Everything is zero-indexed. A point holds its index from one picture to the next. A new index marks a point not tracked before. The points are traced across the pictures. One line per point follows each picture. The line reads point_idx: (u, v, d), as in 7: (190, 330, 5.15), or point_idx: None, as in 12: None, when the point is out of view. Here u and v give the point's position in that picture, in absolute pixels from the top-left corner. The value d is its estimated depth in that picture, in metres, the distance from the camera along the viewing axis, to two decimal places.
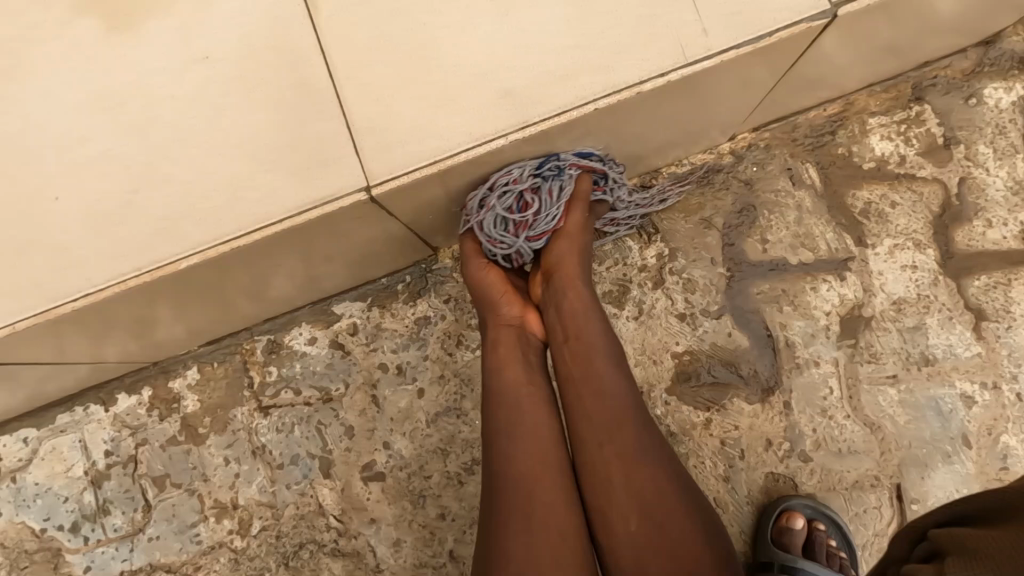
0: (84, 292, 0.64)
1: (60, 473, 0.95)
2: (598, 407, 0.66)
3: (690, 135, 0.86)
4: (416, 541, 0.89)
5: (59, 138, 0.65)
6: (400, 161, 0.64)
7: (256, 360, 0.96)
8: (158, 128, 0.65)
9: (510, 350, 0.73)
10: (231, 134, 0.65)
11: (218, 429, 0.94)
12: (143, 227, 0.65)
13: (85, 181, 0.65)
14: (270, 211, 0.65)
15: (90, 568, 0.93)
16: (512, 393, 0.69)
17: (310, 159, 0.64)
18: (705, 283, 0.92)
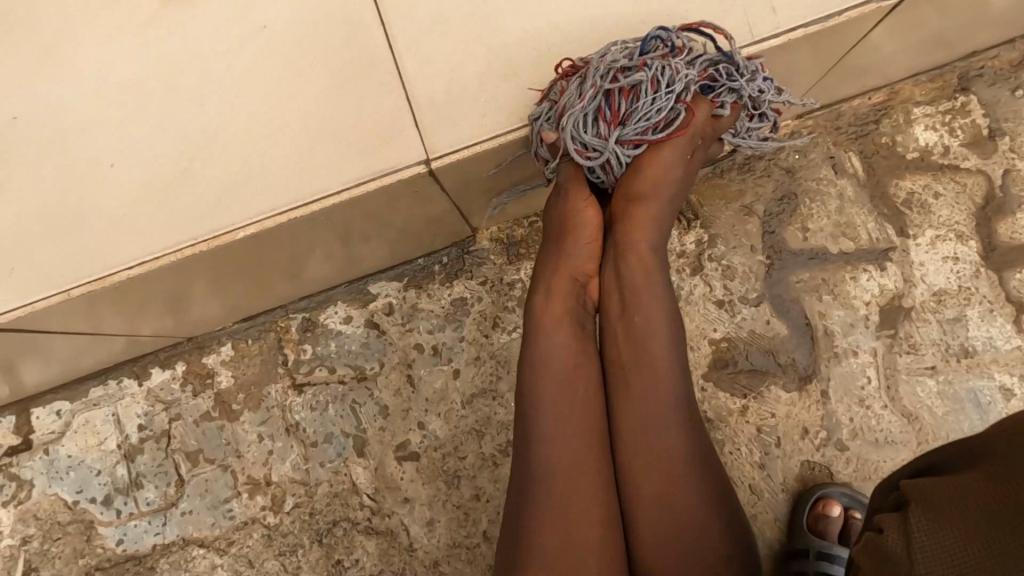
0: (140, 259, 0.64)
1: (93, 446, 0.96)
2: (655, 419, 0.61)
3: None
4: (450, 521, 0.89)
5: (114, 106, 0.64)
6: (461, 135, 0.63)
7: (291, 338, 0.95)
8: (215, 98, 0.64)
9: (562, 313, 0.67)
10: (289, 103, 0.64)
11: (252, 406, 0.94)
12: (199, 196, 0.64)
13: (141, 149, 0.64)
14: (330, 182, 0.63)
15: (122, 541, 0.93)
16: (561, 367, 0.65)
17: (369, 130, 0.63)
18: (744, 271, 0.91)
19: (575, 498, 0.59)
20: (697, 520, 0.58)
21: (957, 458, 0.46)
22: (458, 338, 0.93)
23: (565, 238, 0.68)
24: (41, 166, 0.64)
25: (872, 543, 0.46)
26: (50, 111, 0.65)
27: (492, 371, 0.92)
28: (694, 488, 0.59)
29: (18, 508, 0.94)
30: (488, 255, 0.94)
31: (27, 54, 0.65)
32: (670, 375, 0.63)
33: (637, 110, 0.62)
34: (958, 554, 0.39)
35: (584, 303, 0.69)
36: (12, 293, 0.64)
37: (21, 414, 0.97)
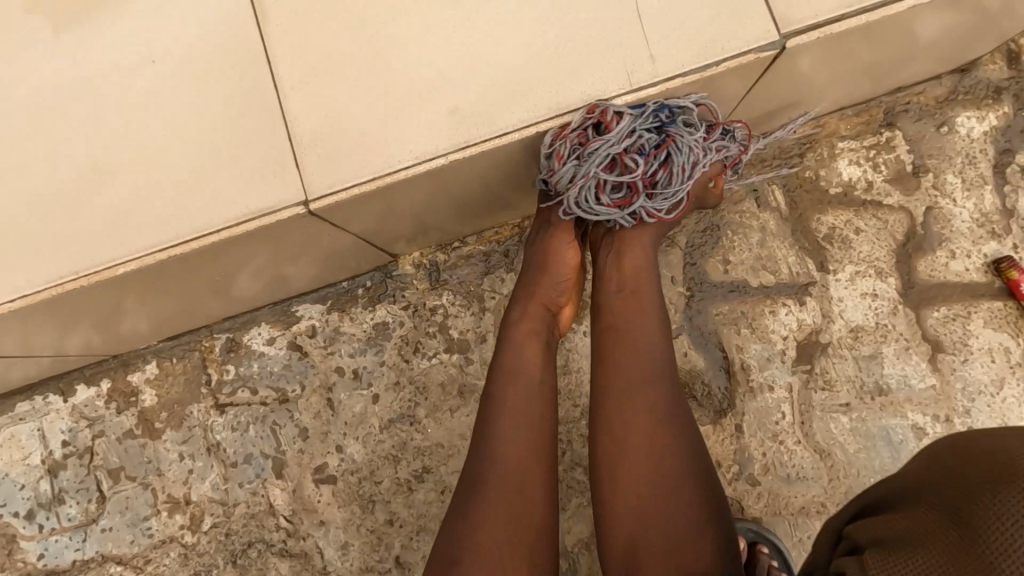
0: (23, 291, 0.65)
1: (18, 461, 0.96)
2: (635, 407, 0.66)
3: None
4: (364, 546, 0.90)
5: (16, 141, 0.67)
6: (344, 175, 0.65)
7: (214, 358, 0.96)
8: (113, 135, 0.66)
9: (536, 327, 0.74)
10: (183, 143, 0.66)
11: (175, 425, 0.95)
12: (88, 230, 0.66)
13: (31, 181, 0.66)
14: (212, 219, 0.65)
15: (43, 555, 0.94)
16: (530, 374, 0.71)
17: (257, 171, 0.66)
18: (664, 302, 0.91)
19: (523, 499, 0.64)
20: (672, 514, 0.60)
21: (900, 493, 0.46)
22: (378, 362, 0.93)
23: (541, 270, 0.76)
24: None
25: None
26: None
27: (410, 397, 0.92)
28: (671, 473, 0.62)
29: None
30: (410, 280, 0.95)
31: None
32: (650, 365, 0.68)
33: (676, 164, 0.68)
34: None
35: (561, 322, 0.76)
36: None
37: None
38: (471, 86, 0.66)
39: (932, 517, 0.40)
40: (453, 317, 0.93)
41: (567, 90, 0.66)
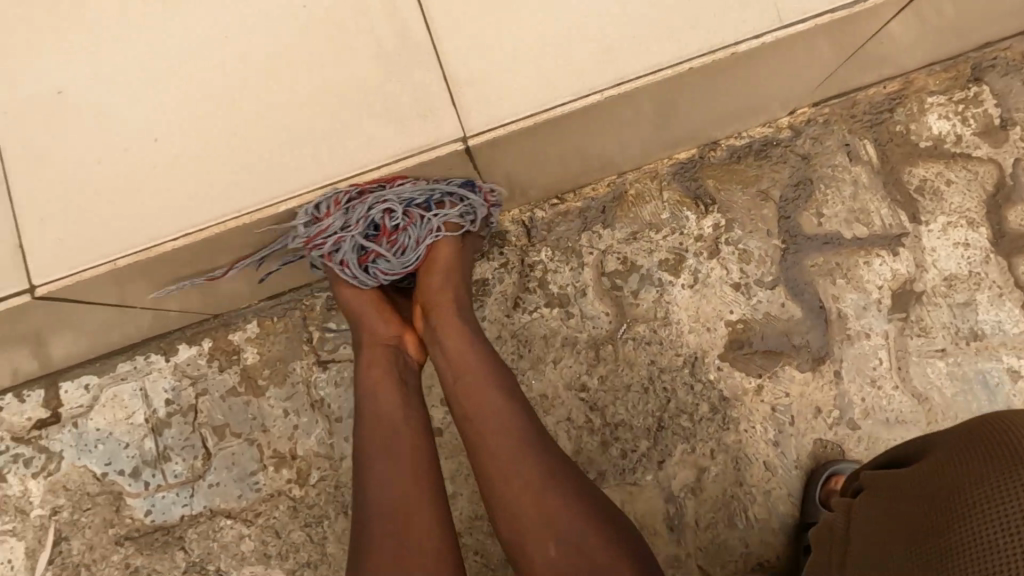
0: (184, 231, 0.63)
1: (122, 420, 0.98)
2: (500, 442, 0.64)
3: (745, 107, 0.89)
4: (472, 494, 0.91)
5: (105, 129, 0.64)
6: (502, 112, 0.63)
7: (316, 316, 0.97)
8: (208, 102, 0.64)
9: (382, 370, 0.73)
10: (287, 95, 0.64)
11: (278, 382, 0.96)
12: (233, 173, 0.63)
13: (185, 121, 0.64)
14: (374, 158, 0.64)
15: (150, 512, 0.95)
16: (386, 417, 0.70)
17: (393, 109, 0.64)
18: (761, 255, 0.94)
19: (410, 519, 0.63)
20: (547, 505, 0.61)
21: (914, 450, 0.59)
22: (479, 317, 0.95)
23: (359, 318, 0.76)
24: (37, 203, 0.64)
25: (832, 521, 0.62)
26: (28, 149, 0.64)
27: (514, 349, 0.94)
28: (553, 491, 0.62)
29: (48, 479, 0.97)
30: (509, 237, 0.96)
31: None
32: (487, 393, 0.67)
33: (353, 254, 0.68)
34: (878, 530, 0.53)
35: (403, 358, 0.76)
36: (52, 266, 0.63)
37: (49, 388, 0.99)
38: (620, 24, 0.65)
39: (917, 481, 0.52)
40: (552, 272, 0.95)
41: (716, 28, 0.66)
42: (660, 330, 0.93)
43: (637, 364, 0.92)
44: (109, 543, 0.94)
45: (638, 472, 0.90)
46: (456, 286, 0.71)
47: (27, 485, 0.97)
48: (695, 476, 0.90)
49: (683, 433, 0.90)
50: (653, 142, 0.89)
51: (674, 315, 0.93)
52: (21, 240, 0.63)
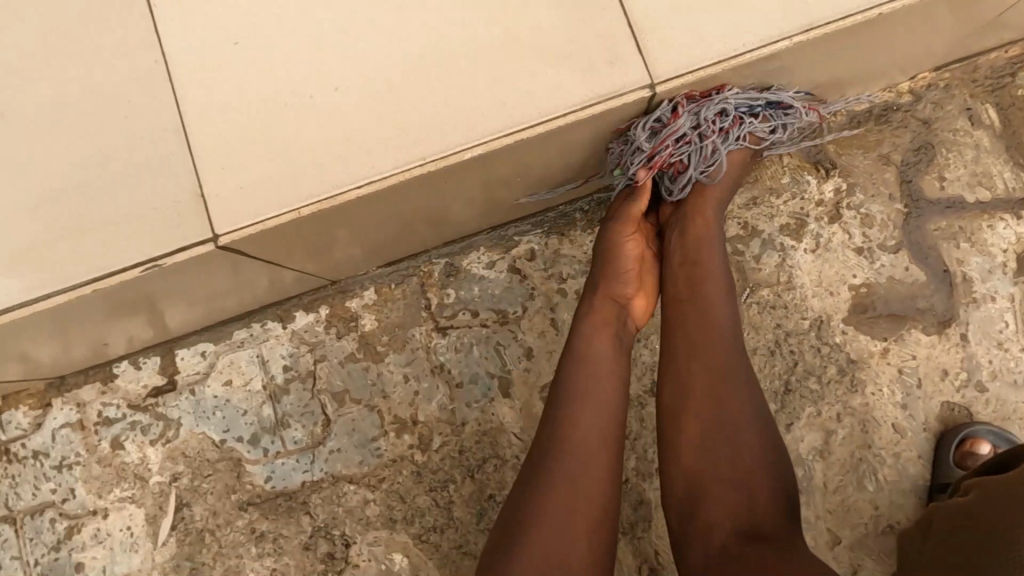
0: (369, 178, 0.63)
1: (239, 387, 0.98)
2: (704, 386, 0.68)
3: (868, 71, 0.89)
4: None
5: (284, 81, 0.64)
6: (685, 58, 0.64)
7: (434, 282, 0.97)
8: (388, 53, 0.63)
9: (607, 308, 0.78)
10: (467, 44, 0.63)
11: (397, 348, 0.96)
12: (417, 122, 0.63)
13: (365, 70, 0.63)
14: (558, 104, 0.62)
15: (271, 478, 0.95)
16: (594, 354, 0.75)
17: (578, 56, 0.63)
18: (883, 219, 0.94)
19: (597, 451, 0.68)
20: (735, 448, 0.64)
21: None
22: None
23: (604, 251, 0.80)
24: (218, 156, 0.64)
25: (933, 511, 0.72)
26: (205, 104, 0.64)
27: None
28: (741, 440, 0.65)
29: (166, 446, 0.97)
30: None
31: (169, 60, 0.65)
32: (707, 338, 0.71)
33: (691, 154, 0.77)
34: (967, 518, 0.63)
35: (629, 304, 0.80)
36: (236, 215, 0.63)
37: (166, 355, 0.99)
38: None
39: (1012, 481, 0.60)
40: None
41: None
42: (784, 294, 0.93)
43: (763, 328, 0.92)
44: (232, 508, 0.94)
45: None
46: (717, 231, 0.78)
47: (146, 452, 0.97)
48: (823, 439, 0.90)
49: (810, 396, 0.90)
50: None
51: (798, 279, 0.93)
52: (203, 188, 0.63)
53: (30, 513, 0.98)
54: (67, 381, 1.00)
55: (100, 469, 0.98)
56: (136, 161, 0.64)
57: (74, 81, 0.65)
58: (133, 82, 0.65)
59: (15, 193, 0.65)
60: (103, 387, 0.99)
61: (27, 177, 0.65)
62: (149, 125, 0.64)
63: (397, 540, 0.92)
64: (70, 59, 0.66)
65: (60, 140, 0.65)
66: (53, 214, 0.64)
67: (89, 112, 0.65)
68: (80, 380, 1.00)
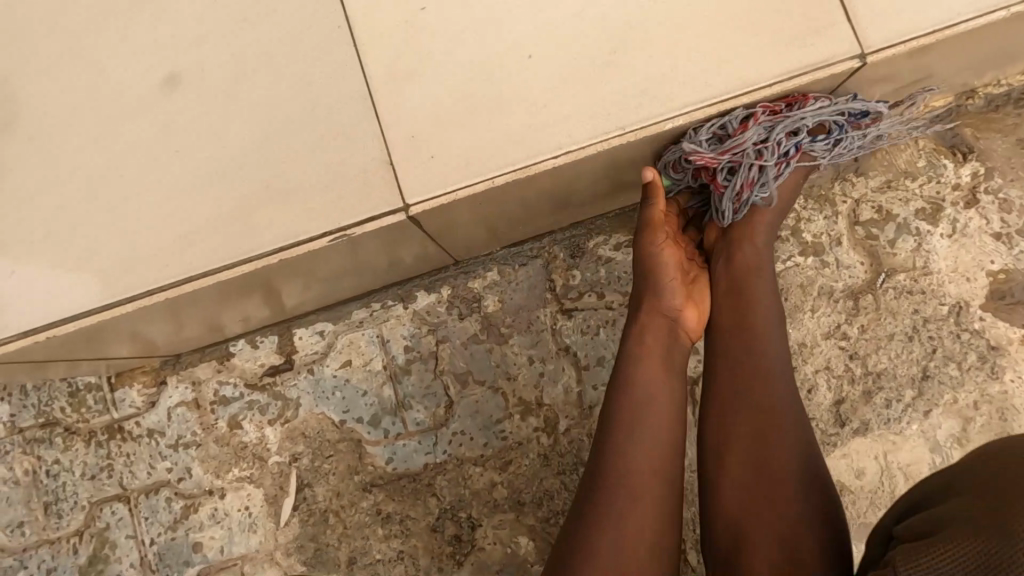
0: (566, 147, 0.65)
1: (358, 367, 0.96)
2: (757, 443, 0.66)
3: (1015, 51, 0.87)
4: None
5: (477, 49, 0.66)
6: (893, 32, 0.67)
7: (560, 264, 0.95)
8: (581, 26, 0.66)
9: (656, 338, 0.75)
10: (660, 19, 0.66)
11: (522, 329, 0.95)
12: (612, 93, 0.66)
13: (559, 39, 0.66)
14: (759, 76, 0.66)
15: (392, 460, 0.94)
16: (643, 387, 0.71)
17: (770, 35, 0.67)
18: (1022, 204, 0.92)
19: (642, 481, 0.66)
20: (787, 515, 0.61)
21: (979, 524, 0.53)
22: None
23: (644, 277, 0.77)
24: (410, 122, 0.66)
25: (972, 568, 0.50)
26: (395, 73, 0.66)
27: None
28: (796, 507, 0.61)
29: (285, 426, 0.96)
30: None
31: (358, 28, 0.67)
32: (769, 389, 0.68)
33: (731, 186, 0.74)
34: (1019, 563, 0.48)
35: (680, 334, 0.76)
36: (428, 185, 0.65)
37: (284, 334, 0.98)
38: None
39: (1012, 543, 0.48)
40: (806, 220, 0.94)
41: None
42: (921, 280, 0.91)
43: (900, 313, 0.90)
44: (355, 490, 0.93)
45: (904, 422, 0.89)
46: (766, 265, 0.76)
47: (264, 431, 0.96)
48: (961, 427, 0.88)
49: (949, 382, 0.89)
50: (912, 90, 0.88)
51: (934, 264, 0.92)
52: (391, 156, 0.66)
53: (145, 492, 0.97)
54: (182, 359, 0.99)
55: (218, 448, 0.96)
56: (321, 131, 0.67)
57: (263, 54, 0.68)
58: (323, 52, 0.67)
59: (208, 162, 0.69)
60: (219, 366, 0.98)
61: (218, 146, 0.68)
62: (333, 96, 0.67)
63: (523, 524, 0.90)
64: (256, 33, 0.68)
65: (247, 112, 0.68)
66: (243, 183, 0.68)
67: (276, 84, 0.68)
68: (195, 358, 0.98)
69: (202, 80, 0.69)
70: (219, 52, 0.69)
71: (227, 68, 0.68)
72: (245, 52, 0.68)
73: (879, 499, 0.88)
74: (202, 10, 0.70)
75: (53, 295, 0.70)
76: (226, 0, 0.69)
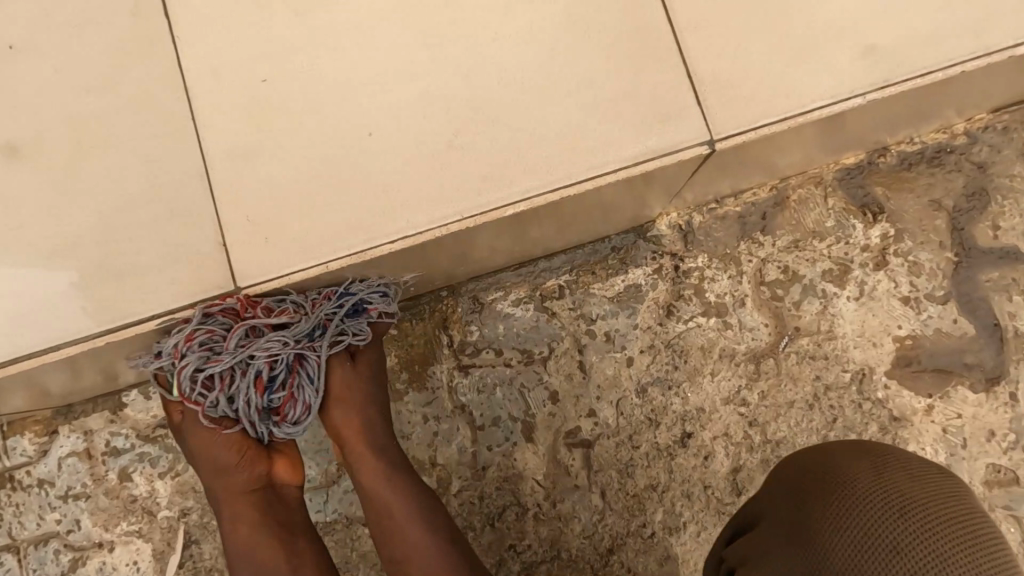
0: (405, 233, 0.66)
1: None
2: (402, 549, 0.70)
3: (925, 114, 0.85)
4: (624, 510, 0.87)
5: (329, 127, 0.67)
6: (748, 117, 0.68)
7: (456, 319, 0.92)
8: (435, 104, 0.67)
9: (251, 507, 0.70)
10: (512, 98, 0.67)
11: (417, 386, 0.92)
12: (461, 176, 0.66)
13: (405, 117, 0.67)
14: (606, 164, 0.66)
15: None
16: (268, 545, 0.69)
17: (622, 118, 0.67)
18: (932, 268, 0.89)
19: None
20: None
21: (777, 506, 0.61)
22: (631, 325, 0.91)
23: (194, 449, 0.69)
24: (252, 206, 0.66)
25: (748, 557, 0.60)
26: (249, 149, 0.67)
27: (668, 360, 0.90)
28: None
29: (175, 480, 0.94)
30: (665, 241, 0.92)
31: (210, 101, 0.67)
32: (389, 494, 0.71)
33: (307, 395, 0.69)
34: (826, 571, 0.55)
35: (272, 490, 0.72)
36: (268, 269, 0.66)
37: None
38: (880, 29, 0.70)
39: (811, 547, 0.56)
40: (710, 279, 0.91)
41: (953, 44, 0.70)
42: (825, 344, 0.88)
43: (803, 378, 0.88)
44: None
45: None
46: (360, 393, 0.72)
47: (154, 484, 0.94)
48: None
49: None
50: (813, 153, 0.86)
51: (840, 328, 0.89)
52: (230, 238, 0.66)
53: (34, 542, 0.95)
54: (75, 409, 0.97)
55: (107, 501, 0.94)
56: (169, 208, 0.67)
57: (123, 123, 0.67)
58: (180, 128, 0.67)
59: (54, 230, 0.67)
60: (112, 416, 0.96)
61: (66, 214, 0.67)
62: (185, 170, 0.67)
63: None
64: (113, 102, 0.68)
65: (98, 183, 0.67)
66: (94, 254, 0.66)
67: (131, 156, 0.67)
68: (87, 409, 0.96)
69: (53, 147, 0.67)
70: (73, 119, 0.67)
71: (81, 137, 0.67)
72: (104, 123, 0.67)
73: None
74: (61, 74, 0.68)
75: (45, 300, 0.66)
76: (82, 68, 0.68)
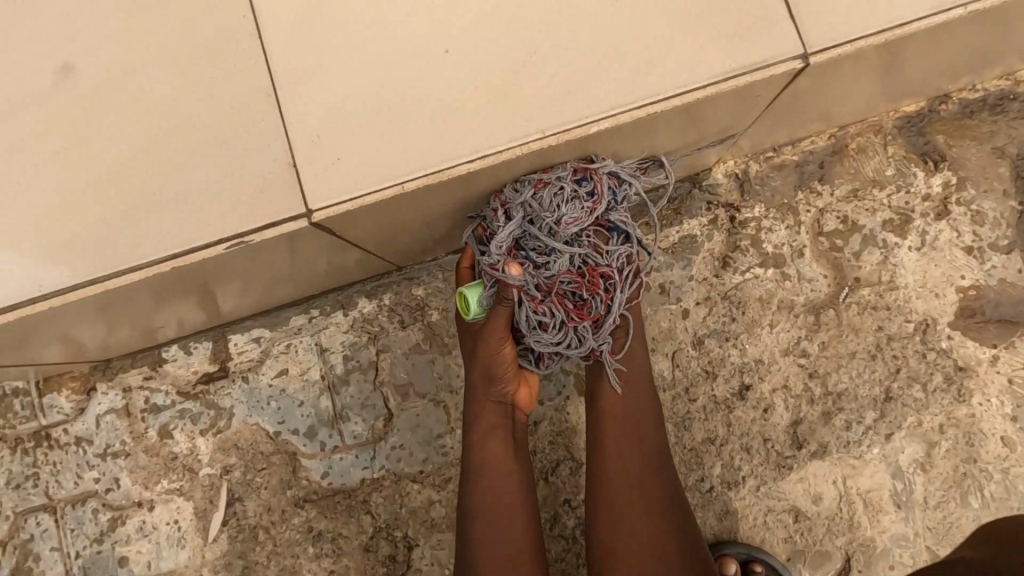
0: (481, 151, 0.64)
1: (295, 377, 0.92)
2: (626, 475, 0.73)
3: (992, 57, 0.82)
4: (681, 464, 0.85)
5: (400, 47, 0.65)
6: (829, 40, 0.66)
7: None
8: (506, 24, 0.65)
9: (497, 416, 0.77)
10: (581, 22, 0.65)
11: None
12: (535, 96, 0.64)
13: (478, 35, 0.65)
14: (691, 80, 0.65)
15: (328, 474, 0.89)
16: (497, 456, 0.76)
17: (702, 38, 0.65)
18: (995, 217, 0.87)
19: (505, 524, 0.72)
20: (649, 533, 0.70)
21: None
22: (687, 276, 0.89)
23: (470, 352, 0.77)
24: (320, 126, 0.64)
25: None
26: (314, 70, 0.65)
27: (725, 312, 0.88)
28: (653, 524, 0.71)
29: (217, 437, 0.91)
30: (721, 190, 0.89)
31: (273, 22, 0.65)
32: (628, 426, 0.76)
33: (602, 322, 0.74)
34: None
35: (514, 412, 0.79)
36: (337, 192, 0.64)
37: (217, 340, 0.93)
38: None
39: None
40: (767, 230, 0.88)
41: None
42: (886, 295, 0.86)
43: (864, 329, 0.86)
44: (287, 505, 0.89)
45: (865, 445, 0.84)
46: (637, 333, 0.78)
47: (195, 442, 0.92)
48: (925, 451, 0.84)
49: (914, 403, 0.84)
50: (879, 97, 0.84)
51: (902, 278, 0.87)
52: (296, 160, 0.64)
53: (71, 502, 0.93)
54: (112, 365, 0.94)
55: (147, 459, 0.92)
56: (228, 134, 0.65)
57: (178, 48, 0.66)
58: (242, 50, 0.65)
59: (104, 159, 0.65)
60: (150, 372, 0.93)
61: (117, 142, 0.65)
62: (245, 96, 0.65)
63: None
64: (167, 28, 0.66)
65: (151, 111, 0.65)
66: (147, 185, 0.65)
67: (185, 83, 0.65)
68: (125, 365, 0.94)
69: (106, 74, 0.66)
70: (126, 46, 0.66)
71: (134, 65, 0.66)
72: (160, 48, 0.66)
73: (839, 525, 0.83)
74: (107, 9, 0.67)
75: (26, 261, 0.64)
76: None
